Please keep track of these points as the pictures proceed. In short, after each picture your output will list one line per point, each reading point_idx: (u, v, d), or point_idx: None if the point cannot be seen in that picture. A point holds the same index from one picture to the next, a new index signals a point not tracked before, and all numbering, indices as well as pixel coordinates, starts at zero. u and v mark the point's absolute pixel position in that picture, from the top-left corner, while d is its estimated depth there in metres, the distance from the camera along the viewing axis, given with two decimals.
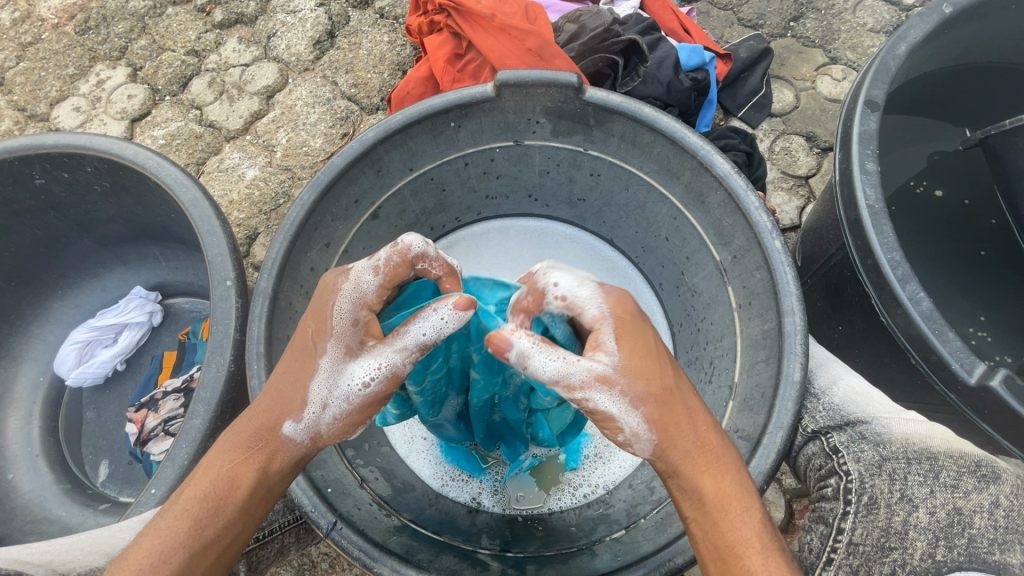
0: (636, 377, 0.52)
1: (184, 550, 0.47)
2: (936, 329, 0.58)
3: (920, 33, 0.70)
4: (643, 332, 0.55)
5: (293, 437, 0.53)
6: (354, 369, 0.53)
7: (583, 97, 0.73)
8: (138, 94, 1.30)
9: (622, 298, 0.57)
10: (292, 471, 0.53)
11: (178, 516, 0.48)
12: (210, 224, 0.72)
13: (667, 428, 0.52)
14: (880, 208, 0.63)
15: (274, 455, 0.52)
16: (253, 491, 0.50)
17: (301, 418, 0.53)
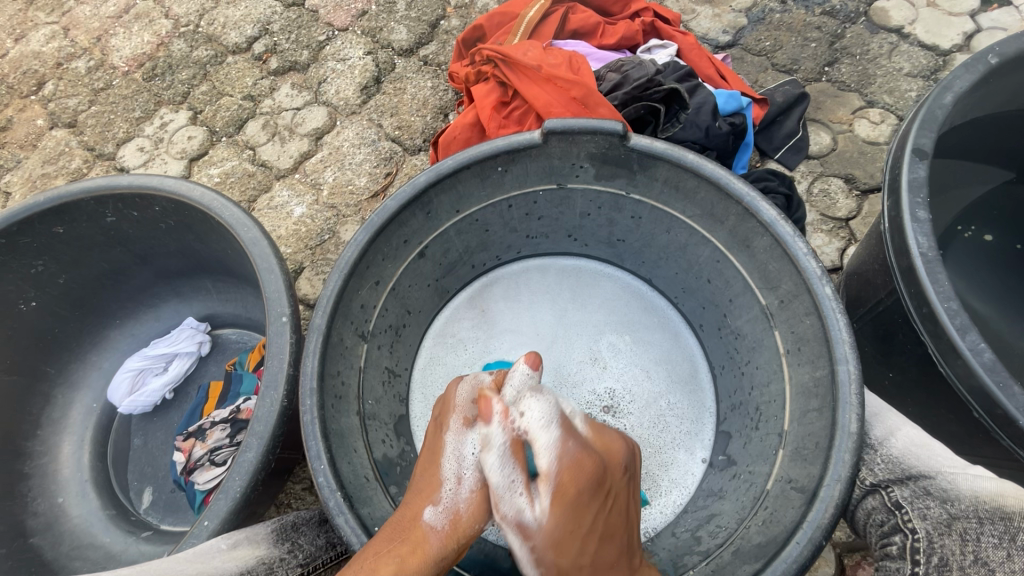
0: (552, 546, 0.62)
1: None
2: (1001, 381, 0.56)
3: (966, 82, 0.71)
4: (581, 505, 0.62)
5: (432, 524, 0.61)
6: (472, 442, 0.68)
7: (627, 143, 0.75)
8: (198, 136, 1.39)
9: (582, 461, 0.63)
10: (430, 569, 0.58)
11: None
12: (269, 261, 0.76)
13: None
14: (934, 256, 0.62)
15: (416, 546, 0.58)
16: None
17: (437, 504, 0.63)
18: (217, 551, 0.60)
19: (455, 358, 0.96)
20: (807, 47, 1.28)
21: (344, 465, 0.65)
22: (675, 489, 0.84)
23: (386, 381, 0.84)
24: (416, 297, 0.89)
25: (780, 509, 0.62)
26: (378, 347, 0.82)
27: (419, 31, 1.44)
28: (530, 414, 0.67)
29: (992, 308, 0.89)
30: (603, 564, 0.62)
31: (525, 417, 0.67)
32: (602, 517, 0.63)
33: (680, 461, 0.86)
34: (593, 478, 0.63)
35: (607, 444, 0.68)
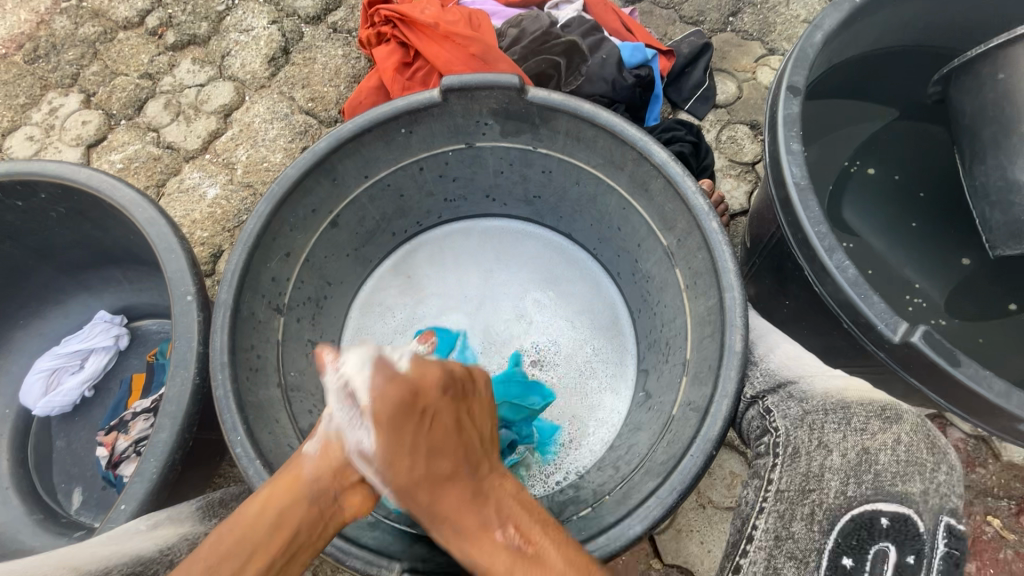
0: (386, 469, 0.58)
1: (204, 561, 0.49)
2: (863, 293, 0.62)
3: (834, 21, 0.75)
4: (398, 426, 0.57)
5: (308, 454, 0.59)
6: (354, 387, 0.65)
7: (526, 97, 0.76)
8: (93, 120, 1.29)
9: (388, 387, 0.58)
10: (304, 493, 0.56)
11: (225, 530, 0.52)
12: (169, 242, 0.73)
13: (406, 500, 0.58)
14: (806, 184, 0.67)
15: (291, 480, 0.57)
16: (270, 512, 0.54)
17: (313, 436, 0.61)
18: (136, 532, 0.59)
19: (384, 328, 0.96)
20: None
21: (264, 436, 0.65)
22: (599, 427, 0.89)
23: (310, 354, 0.84)
24: (334, 267, 0.88)
25: (680, 431, 0.67)
26: (297, 320, 0.81)
27: None
28: (344, 365, 0.60)
29: (884, 246, 0.91)
30: (441, 478, 0.58)
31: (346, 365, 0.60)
32: (425, 432, 0.58)
33: (603, 400, 0.91)
34: None
35: (427, 363, 0.62)
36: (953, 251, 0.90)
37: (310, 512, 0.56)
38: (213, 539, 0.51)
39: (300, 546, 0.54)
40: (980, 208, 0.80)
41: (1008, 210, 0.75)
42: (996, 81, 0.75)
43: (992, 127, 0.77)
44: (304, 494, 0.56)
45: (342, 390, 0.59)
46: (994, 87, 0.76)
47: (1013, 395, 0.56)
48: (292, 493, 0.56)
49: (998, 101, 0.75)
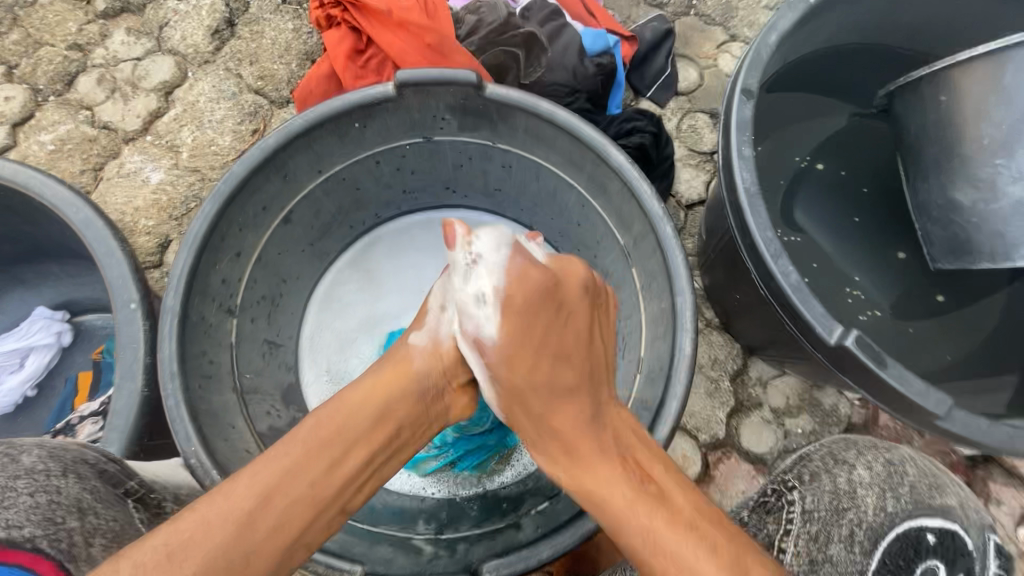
0: (506, 358, 0.63)
1: (303, 445, 0.58)
2: (804, 298, 0.65)
3: (788, 22, 0.76)
4: (532, 315, 0.63)
5: (418, 345, 0.66)
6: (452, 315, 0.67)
7: (484, 93, 0.74)
8: (17, 95, 1.19)
9: (528, 274, 0.62)
10: (411, 387, 0.64)
11: (327, 415, 0.60)
12: (108, 244, 0.70)
13: (511, 402, 0.66)
14: (755, 190, 0.69)
15: (400, 367, 0.64)
16: (374, 404, 0.62)
17: (422, 328, 0.67)
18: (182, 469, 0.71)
19: (344, 323, 0.95)
20: None
21: (218, 445, 0.65)
22: None
23: (266, 353, 0.83)
24: (289, 264, 0.86)
25: None
26: (251, 320, 0.79)
27: None
28: (479, 243, 0.63)
29: (833, 245, 0.95)
30: (560, 371, 0.64)
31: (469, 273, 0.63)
32: (542, 323, 0.63)
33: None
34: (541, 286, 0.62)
35: (569, 261, 0.67)
36: (891, 245, 0.95)
37: (411, 407, 0.64)
38: (313, 422, 0.59)
39: (394, 440, 0.63)
40: (922, 224, 0.84)
41: (947, 227, 0.79)
42: (940, 102, 0.78)
43: (935, 148, 0.80)
44: (411, 389, 0.64)
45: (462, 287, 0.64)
46: (936, 109, 0.79)
47: (931, 395, 0.61)
48: (401, 387, 0.63)
49: (941, 123, 0.78)
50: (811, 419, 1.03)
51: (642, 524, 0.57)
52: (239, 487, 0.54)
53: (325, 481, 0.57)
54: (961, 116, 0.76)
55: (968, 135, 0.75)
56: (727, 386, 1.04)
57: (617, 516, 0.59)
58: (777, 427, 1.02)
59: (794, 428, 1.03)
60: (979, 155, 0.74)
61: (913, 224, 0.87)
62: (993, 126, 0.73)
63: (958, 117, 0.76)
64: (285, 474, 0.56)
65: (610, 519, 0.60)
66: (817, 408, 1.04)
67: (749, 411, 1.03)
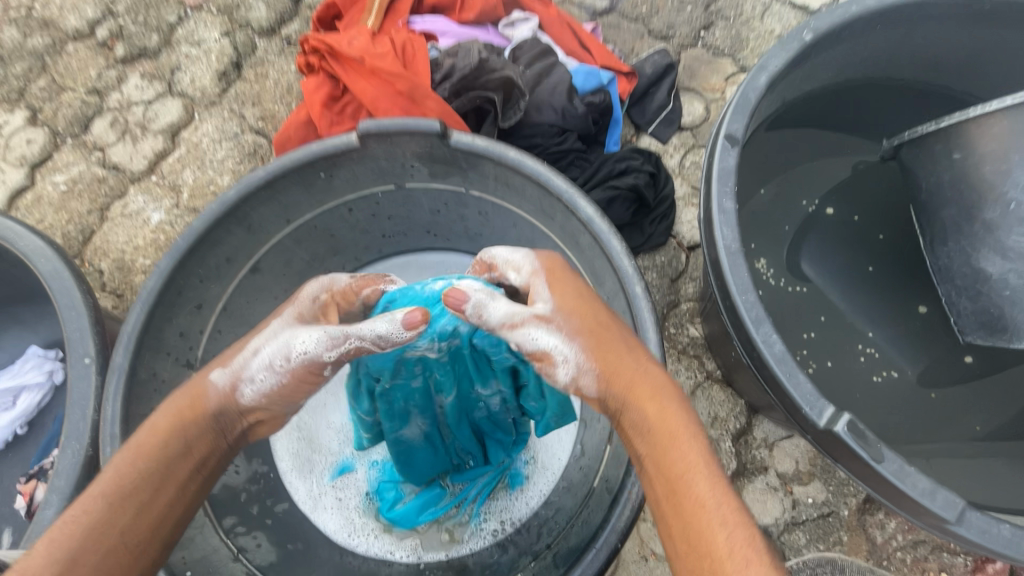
0: (570, 317, 0.60)
1: (104, 498, 0.51)
2: (789, 372, 0.58)
3: (781, 62, 0.70)
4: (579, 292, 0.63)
5: (216, 384, 0.59)
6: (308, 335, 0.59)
7: (448, 142, 0.71)
8: (38, 138, 1.25)
9: (555, 265, 0.66)
10: (210, 424, 0.58)
11: (123, 465, 0.53)
12: (71, 296, 0.70)
13: (617, 378, 0.58)
14: (737, 248, 0.63)
15: (193, 403, 0.58)
16: (175, 440, 0.56)
17: (225, 366, 0.60)
18: None
19: None
20: (682, 11, 1.25)
21: None
22: (540, 474, 0.85)
23: None
24: (260, 313, 0.84)
25: (596, 508, 0.64)
26: None
27: (280, 7, 1.33)
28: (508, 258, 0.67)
29: (841, 297, 0.86)
30: (632, 350, 0.60)
31: (489, 308, 0.61)
32: (586, 300, 0.63)
33: (546, 442, 0.86)
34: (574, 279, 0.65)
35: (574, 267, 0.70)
36: (912, 297, 0.85)
37: (211, 441, 0.58)
38: (121, 471, 0.52)
39: (206, 468, 0.58)
40: (947, 290, 0.78)
41: (975, 299, 0.74)
42: (952, 160, 0.74)
43: (952, 210, 0.75)
44: (205, 424, 0.58)
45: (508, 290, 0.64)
46: (950, 166, 0.74)
47: (938, 494, 0.53)
48: (194, 423, 0.57)
49: (956, 183, 0.74)
50: (823, 488, 0.93)
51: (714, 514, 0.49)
52: (34, 557, 0.48)
53: (133, 528, 0.51)
54: (978, 178, 0.71)
55: (990, 196, 0.70)
56: (727, 448, 0.95)
57: (707, 521, 0.49)
58: (784, 495, 0.93)
59: (804, 497, 0.93)
60: (1005, 221, 0.69)
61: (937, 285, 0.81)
62: (1018, 187, 0.68)
63: (974, 177, 0.72)
64: (96, 523, 0.50)
65: (681, 503, 0.51)
66: (830, 476, 0.94)
67: (752, 476, 0.94)
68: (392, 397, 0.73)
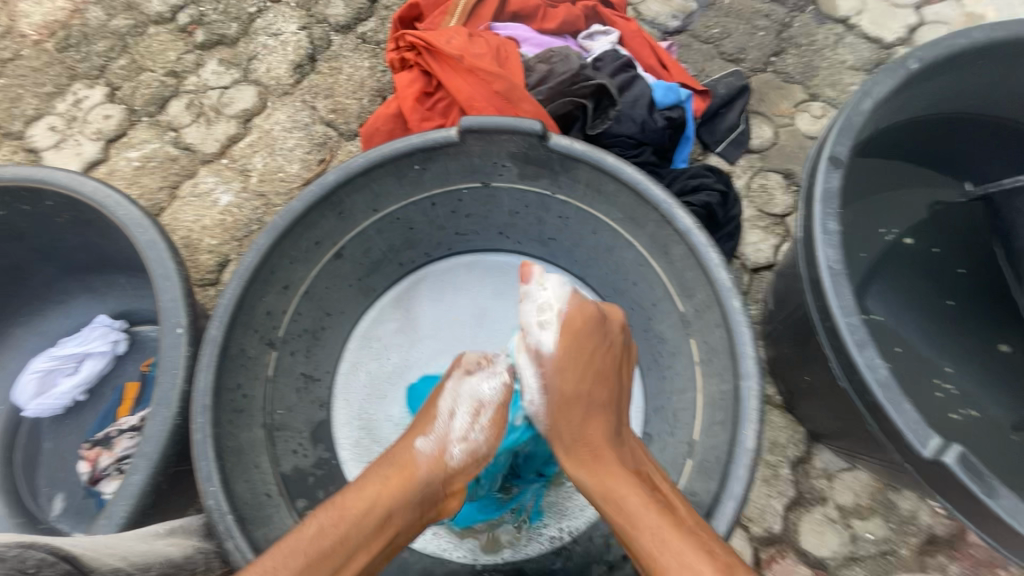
0: (558, 375, 0.68)
1: (303, 556, 0.55)
2: (892, 397, 0.58)
3: (885, 89, 0.70)
4: (581, 345, 0.68)
5: (422, 451, 0.64)
6: (472, 385, 0.70)
7: (547, 143, 0.73)
8: (115, 115, 1.29)
9: (584, 306, 0.69)
10: (415, 493, 0.61)
11: (326, 525, 0.57)
12: (166, 266, 0.71)
13: (559, 415, 0.67)
14: (841, 269, 0.62)
15: (404, 471, 0.62)
16: (377, 510, 0.59)
17: (429, 435, 0.65)
18: (157, 535, 0.59)
19: (378, 366, 0.91)
20: (755, 35, 1.26)
21: (238, 486, 0.64)
22: None
23: (301, 389, 0.81)
24: (335, 298, 0.84)
25: None
26: (291, 353, 0.78)
27: (357, 5, 1.36)
28: (545, 289, 0.71)
29: (917, 331, 0.85)
30: (596, 401, 0.67)
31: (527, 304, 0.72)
32: (599, 355, 0.68)
33: None
34: (596, 319, 0.69)
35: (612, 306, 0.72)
36: (993, 335, 0.85)
37: (411, 513, 0.61)
38: (318, 529, 0.57)
39: (394, 547, 0.60)
40: None
41: None
42: None
43: None
44: (413, 494, 0.61)
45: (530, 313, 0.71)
46: None
47: None
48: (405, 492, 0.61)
49: None
50: (883, 524, 0.91)
51: (664, 542, 0.56)
52: None
53: None
54: None
55: None
56: (786, 475, 0.93)
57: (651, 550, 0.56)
58: (843, 528, 0.91)
59: (863, 533, 0.90)
60: None
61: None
62: None
63: None
64: None
65: (623, 526, 0.59)
66: (892, 513, 0.91)
67: (811, 506, 0.92)
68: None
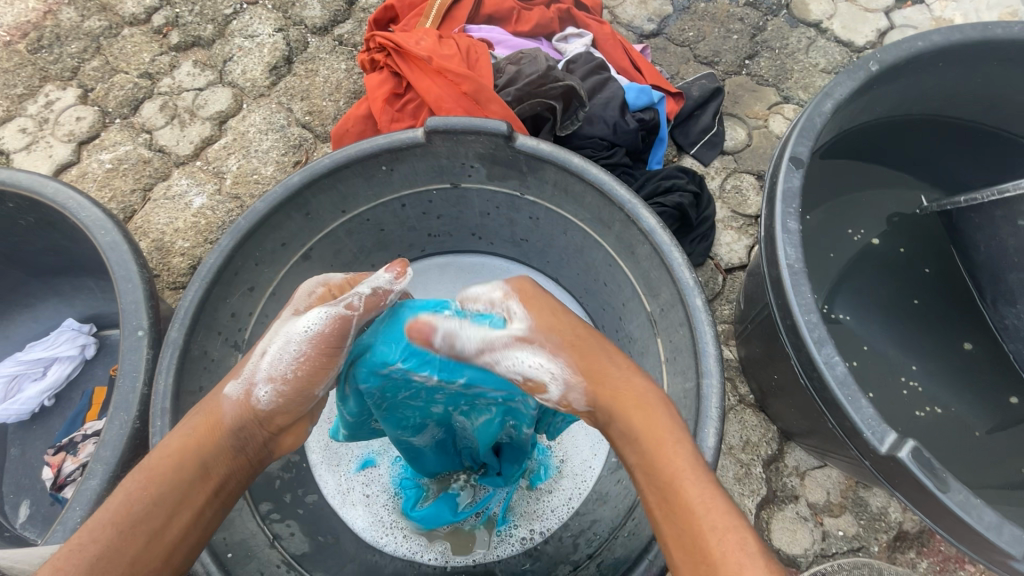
0: (545, 330, 0.58)
1: (111, 526, 0.48)
2: (850, 395, 0.58)
3: (846, 90, 0.71)
4: (546, 300, 0.61)
5: (228, 397, 0.55)
6: (295, 321, 0.57)
7: (513, 144, 0.72)
8: (87, 116, 1.27)
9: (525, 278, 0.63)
10: (223, 441, 0.54)
11: (133, 488, 0.50)
12: (128, 269, 0.71)
13: (594, 374, 0.56)
14: (800, 267, 0.63)
15: (209, 420, 0.54)
16: (188, 464, 0.52)
17: (239, 376, 0.56)
18: None
19: None
20: (729, 39, 1.27)
21: None
22: (569, 482, 0.84)
23: None
24: None
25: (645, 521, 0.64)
26: None
27: (334, 8, 1.36)
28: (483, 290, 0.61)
29: (883, 330, 0.86)
30: (605, 354, 0.59)
31: (461, 331, 0.57)
32: (564, 309, 0.61)
33: (577, 446, 0.87)
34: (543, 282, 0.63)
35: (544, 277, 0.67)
36: (958, 333, 0.86)
37: (231, 462, 0.54)
38: (124, 496, 0.49)
39: (225, 493, 0.54)
40: (1013, 343, 0.82)
41: None
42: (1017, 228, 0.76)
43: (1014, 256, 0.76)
44: (221, 442, 0.54)
45: (477, 315, 0.59)
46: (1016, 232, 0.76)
47: (1006, 529, 0.53)
48: (212, 440, 0.53)
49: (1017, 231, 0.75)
50: (854, 521, 0.92)
51: (705, 484, 0.49)
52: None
53: (145, 555, 0.48)
54: None
55: None
56: (758, 473, 0.94)
57: (699, 525, 0.47)
58: (814, 525, 0.91)
59: (834, 530, 0.91)
60: None
61: (1003, 336, 0.84)
62: None
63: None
64: (102, 554, 0.47)
65: (676, 493, 0.49)
66: (862, 510, 0.92)
67: (782, 504, 0.92)
68: (391, 414, 0.68)
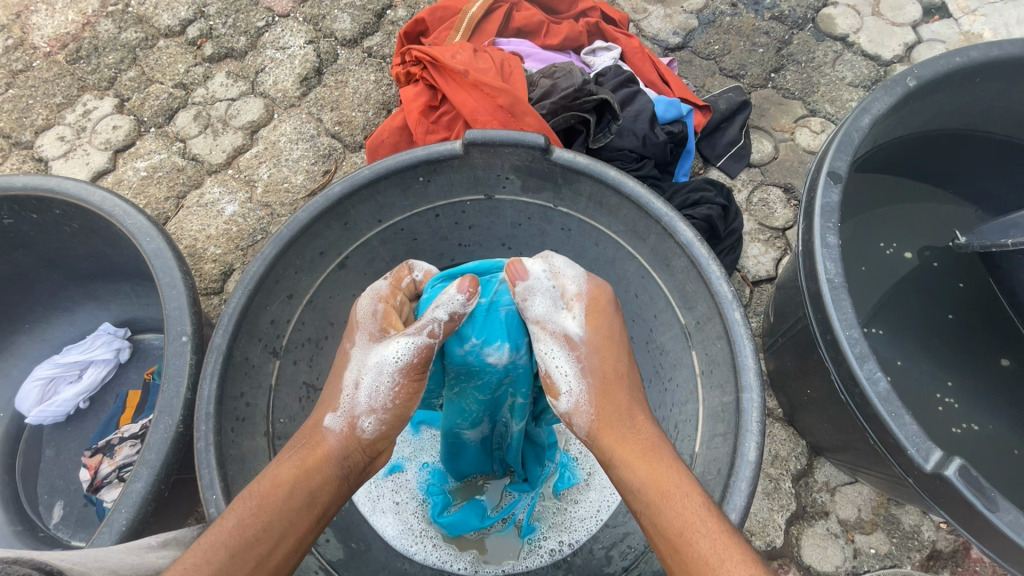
0: (591, 354, 0.62)
1: (225, 550, 0.49)
2: (894, 412, 0.58)
3: (884, 105, 0.71)
4: (606, 321, 0.64)
5: (332, 428, 0.59)
6: (379, 353, 0.60)
7: (550, 157, 0.74)
8: (123, 125, 1.30)
9: (600, 291, 0.66)
10: (331, 468, 0.57)
11: (242, 509, 0.51)
12: (172, 275, 0.72)
13: (603, 407, 0.60)
14: (840, 282, 0.63)
15: (316, 450, 0.58)
16: (299, 492, 0.54)
17: (337, 410, 0.60)
18: (148, 547, 0.56)
19: None
20: (754, 52, 1.28)
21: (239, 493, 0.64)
22: (596, 493, 0.85)
23: (305, 398, 0.80)
24: (341, 309, 0.84)
25: None
26: (294, 362, 0.78)
27: (364, 20, 1.39)
28: (561, 279, 0.65)
29: (917, 344, 0.85)
30: (631, 388, 0.63)
31: (536, 298, 0.63)
32: (614, 331, 0.65)
33: None
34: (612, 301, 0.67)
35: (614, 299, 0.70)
36: (994, 350, 0.85)
37: (336, 490, 0.57)
38: (233, 516, 0.51)
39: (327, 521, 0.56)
40: None
41: None
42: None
43: None
44: (330, 470, 0.57)
45: (542, 305, 0.63)
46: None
47: None
48: (318, 472, 0.56)
49: None
50: (886, 539, 0.90)
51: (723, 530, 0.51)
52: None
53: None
54: None
55: None
56: (787, 488, 0.93)
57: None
58: (845, 543, 0.90)
59: (866, 547, 0.90)
60: None
61: None
62: None
63: None
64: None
65: (681, 537, 0.52)
66: (894, 527, 0.91)
67: (812, 520, 0.91)
68: (456, 402, 0.72)
